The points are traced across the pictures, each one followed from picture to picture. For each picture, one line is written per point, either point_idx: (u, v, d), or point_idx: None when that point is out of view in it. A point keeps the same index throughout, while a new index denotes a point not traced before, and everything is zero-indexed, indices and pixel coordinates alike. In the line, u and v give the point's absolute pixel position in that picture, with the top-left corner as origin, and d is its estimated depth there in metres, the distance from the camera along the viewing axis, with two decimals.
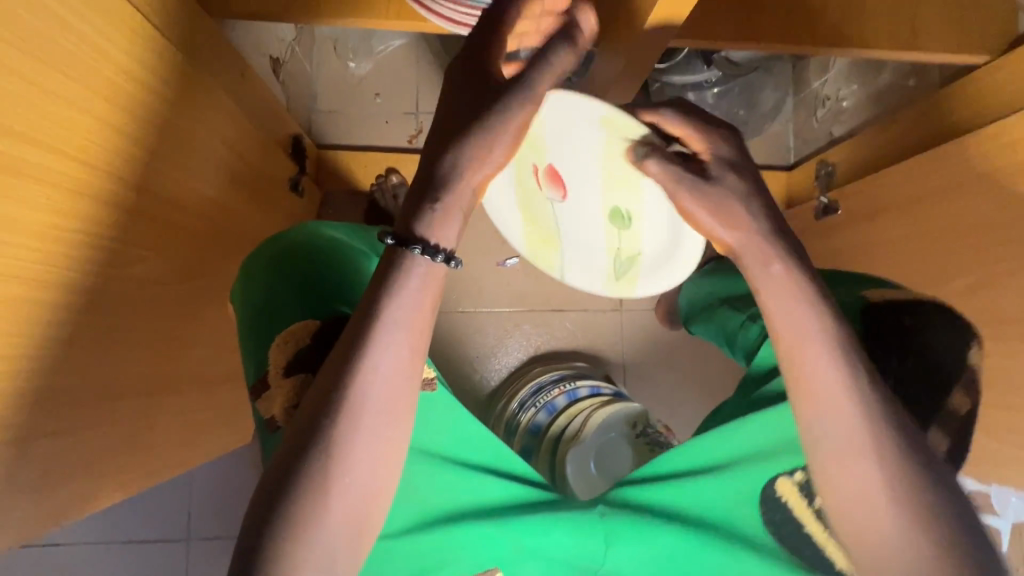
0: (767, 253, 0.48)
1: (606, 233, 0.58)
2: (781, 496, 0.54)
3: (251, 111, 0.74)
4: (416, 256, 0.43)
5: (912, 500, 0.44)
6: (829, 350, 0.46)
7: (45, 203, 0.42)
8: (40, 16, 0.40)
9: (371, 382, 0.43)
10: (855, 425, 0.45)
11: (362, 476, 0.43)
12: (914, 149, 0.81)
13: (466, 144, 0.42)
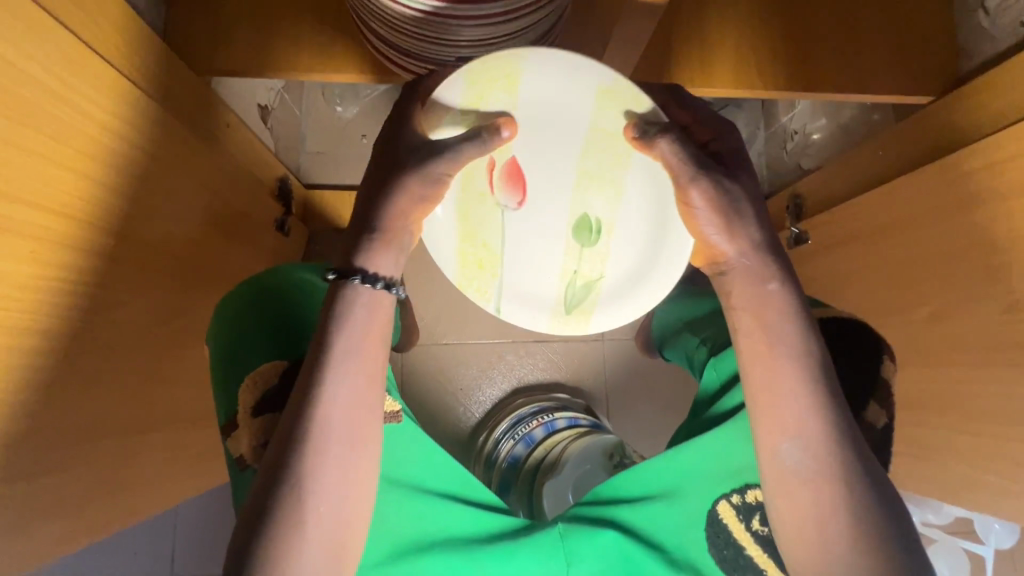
0: (745, 272, 0.53)
1: (564, 252, 0.60)
2: (722, 518, 0.58)
3: (236, 158, 0.78)
4: (357, 287, 0.46)
5: (855, 518, 0.48)
6: (788, 377, 0.51)
7: (27, 255, 0.45)
8: (33, 89, 0.45)
9: (330, 408, 0.45)
10: (812, 449, 0.50)
11: (335, 500, 0.45)
12: (874, 181, 0.85)
13: (394, 185, 0.46)
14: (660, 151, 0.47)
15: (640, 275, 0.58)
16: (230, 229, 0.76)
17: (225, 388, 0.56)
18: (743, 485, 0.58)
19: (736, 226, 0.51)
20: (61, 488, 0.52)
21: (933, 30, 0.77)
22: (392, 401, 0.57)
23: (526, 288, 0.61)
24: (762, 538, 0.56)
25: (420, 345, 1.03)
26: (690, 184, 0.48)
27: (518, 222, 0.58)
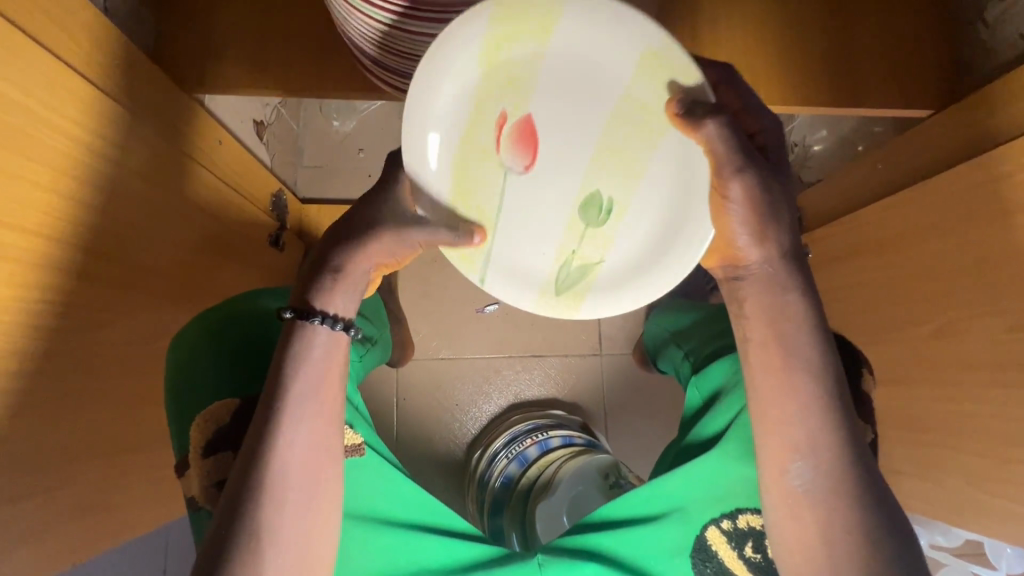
0: (762, 278, 0.50)
1: (566, 227, 0.53)
2: (711, 544, 0.58)
3: (228, 174, 0.78)
4: (316, 327, 0.48)
5: (867, 544, 0.47)
6: (798, 395, 0.49)
7: (5, 276, 0.45)
8: (14, 112, 0.45)
9: (287, 444, 0.46)
10: (822, 470, 0.49)
11: (296, 533, 0.45)
12: (875, 194, 0.83)
13: (369, 237, 0.48)
14: (705, 134, 0.44)
15: (650, 261, 0.51)
16: (220, 246, 0.76)
17: (179, 424, 0.55)
18: (734, 510, 0.58)
19: (767, 229, 0.48)
20: (41, 513, 0.51)
21: (930, 42, 0.76)
22: (352, 434, 0.55)
23: (513, 265, 0.53)
24: (755, 565, 0.56)
25: (414, 361, 1.02)
26: (732, 175, 0.46)
27: (521, 190, 0.51)
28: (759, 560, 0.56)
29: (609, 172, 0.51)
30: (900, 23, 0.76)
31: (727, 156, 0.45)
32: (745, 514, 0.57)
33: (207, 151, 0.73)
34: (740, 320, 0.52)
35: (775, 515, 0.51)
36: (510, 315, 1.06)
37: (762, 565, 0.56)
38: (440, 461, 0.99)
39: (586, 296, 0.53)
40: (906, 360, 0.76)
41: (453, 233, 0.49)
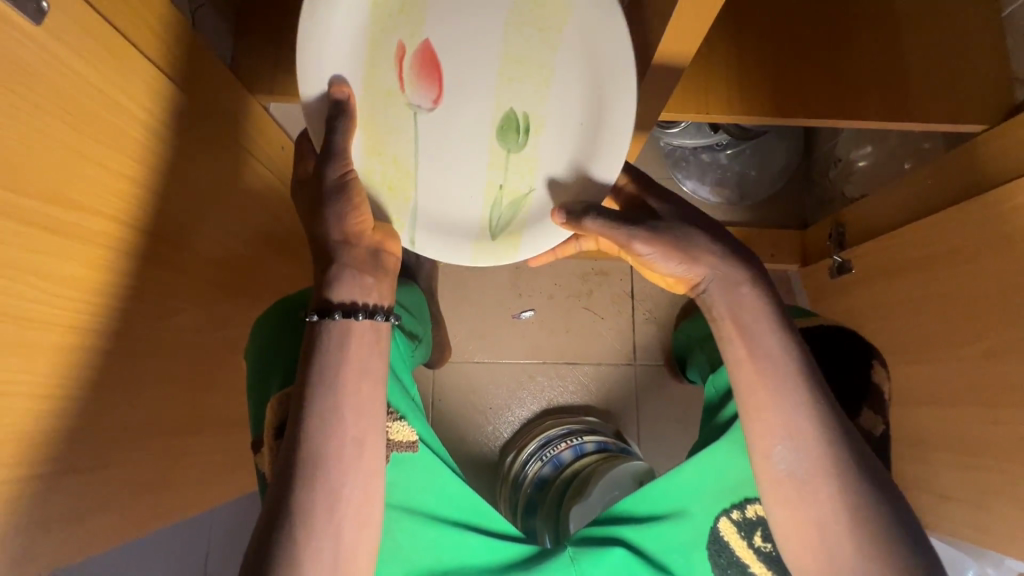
0: (722, 281, 0.52)
1: (490, 160, 0.55)
2: (724, 535, 0.57)
3: (286, 176, 0.83)
4: (338, 322, 0.49)
5: (865, 529, 0.46)
6: (768, 381, 0.50)
7: (93, 262, 0.48)
8: (115, 112, 0.49)
9: (338, 424, 0.48)
10: (807, 452, 0.48)
11: (346, 508, 0.47)
12: (924, 210, 0.82)
13: (324, 218, 0.49)
14: (591, 228, 0.51)
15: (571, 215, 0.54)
16: (274, 243, 0.80)
17: (258, 411, 0.60)
18: (742, 501, 0.57)
19: (692, 253, 0.51)
20: (110, 484, 0.55)
21: (985, 56, 0.74)
22: (406, 431, 0.57)
23: (445, 215, 0.56)
24: (766, 554, 0.56)
25: (453, 362, 1.05)
26: (638, 241, 0.51)
27: (439, 136, 0.54)
28: (771, 550, 0.56)
29: (520, 83, 0.53)
30: (953, 37, 0.75)
31: (620, 236, 0.51)
32: (753, 504, 0.56)
33: (270, 155, 0.78)
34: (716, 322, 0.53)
35: (769, 503, 0.50)
36: (546, 322, 1.07)
37: (774, 555, 0.56)
38: (474, 462, 1.01)
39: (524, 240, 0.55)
40: (957, 379, 0.74)
41: (338, 126, 0.49)
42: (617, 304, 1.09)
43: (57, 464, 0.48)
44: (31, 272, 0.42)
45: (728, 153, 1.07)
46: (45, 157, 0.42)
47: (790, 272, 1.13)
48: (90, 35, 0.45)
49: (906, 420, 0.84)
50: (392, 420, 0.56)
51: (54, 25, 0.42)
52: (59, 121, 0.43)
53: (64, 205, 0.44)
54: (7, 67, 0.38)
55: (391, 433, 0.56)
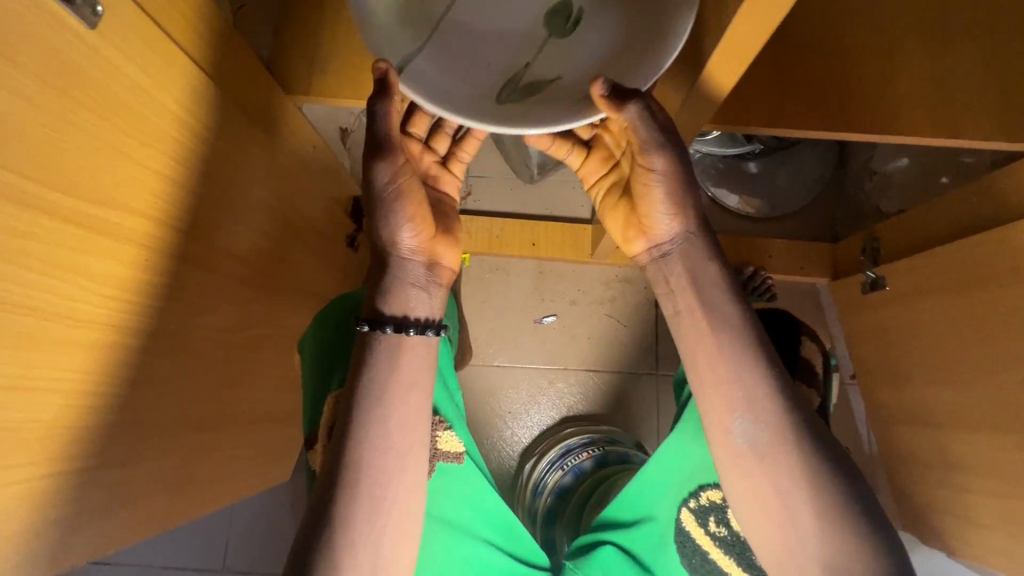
0: (683, 248, 0.57)
1: (523, 40, 0.50)
2: (685, 526, 0.63)
3: (318, 177, 0.83)
4: (389, 336, 0.51)
5: (815, 496, 0.52)
6: (725, 354, 0.55)
7: (129, 261, 0.48)
8: (159, 112, 0.49)
9: (384, 435, 0.49)
10: (762, 424, 0.54)
11: (387, 518, 0.48)
12: (968, 229, 0.79)
13: (381, 224, 0.51)
14: (628, 116, 0.45)
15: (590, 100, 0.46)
16: (304, 241, 0.81)
17: (311, 409, 0.62)
18: (697, 489, 0.62)
19: (681, 205, 0.55)
20: (138, 481, 0.55)
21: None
22: (455, 442, 0.57)
23: (445, 80, 0.47)
24: (722, 539, 0.61)
25: (472, 365, 1.04)
26: (654, 152, 0.51)
27: (471, 14, 0.49)
28: (726, 535, 0.61)
29: None
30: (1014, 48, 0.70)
31: (648, 136, 0.49)
32: (706, 491, 0.62)
33: (302, 155, 0.78)
34: (670, 296, 0.59)
35: (726, 475, 0.56)
36: (568, 328, 1.07)
37: (729, 539, 0.61)
38: (494, 466, 1.01)
39: (527, 116, 0.45)
40: (997, 406, 0.71)
41: (378, 103, 0.46)
42: (640, 312, 1.07)
43: (93, 461, 0.49)
44: (72, 270, 0.43)
45: (756, 164, 1.08)
46: (88, 157, 0.42)
47: (819, 285, 1.11)
48: (138, 33, 0.45)
49: (942, 443, 0.82)
50: (442, 430, 0.56)
51: (106, 27, 0.42)
52: (100, 119, 0.43)
53: (105, 203, 0.44)
54: (55, 67, 0.38)
55: (440, 443, 0.57)
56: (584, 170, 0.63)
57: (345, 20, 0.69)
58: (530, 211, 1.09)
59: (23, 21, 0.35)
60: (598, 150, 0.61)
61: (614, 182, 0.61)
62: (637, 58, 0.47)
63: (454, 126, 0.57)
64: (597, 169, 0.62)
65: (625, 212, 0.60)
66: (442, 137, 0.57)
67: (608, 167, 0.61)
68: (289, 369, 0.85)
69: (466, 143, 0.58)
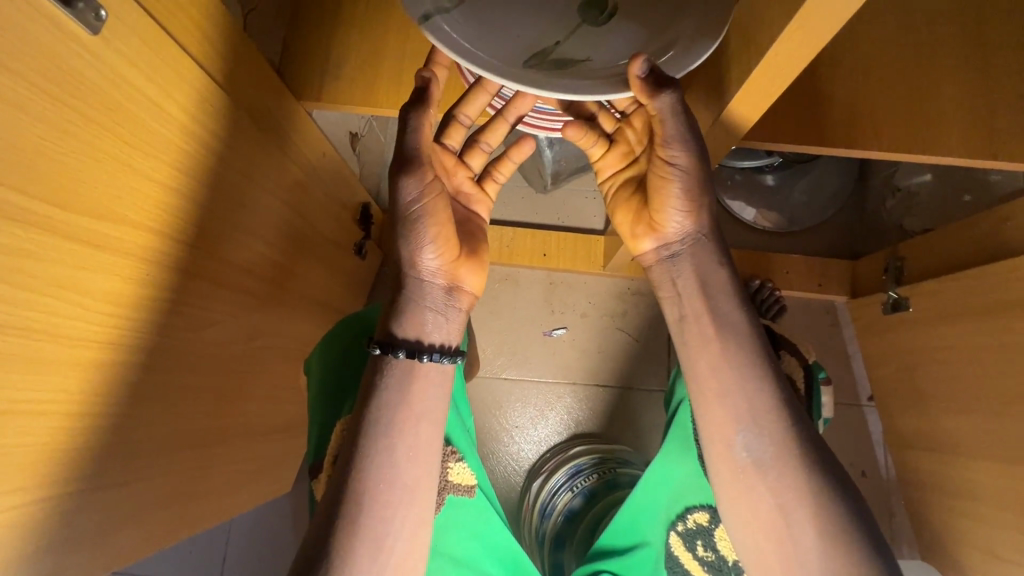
0: (693, 249, 0.55)
1: (557, 21, 0.47)
2: (672, 550, 0.61)
3: (328, 185, 0.81)
4: (402, 360, 0.49)
5: (823, 521, 0.49)
6: (730, 362, 0.53)
7: (129, 277, 0.46)
8: (164, 121, 0.47)
9: (392, 467, 0.47)
10: (766, 439, 0.51)
11: (390, 556, 0.46)
12: (996, 253, 0.77)
13: (403, 244, 0.49)
14: (659, 105, 0.44)
15: (619, 81, 0.44)
16: (312, 250, 0.79)
17: (320, 434, 0.61)
18: (684, 511, 0.60)
19: (696, 205, 0.53)
20: (135, 504, 0.53)
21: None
22: (467, 475, 0.56)
23: (471, 42, 0.44)
24: (709, 564, 0.59)
25: (478, 377, 1.02)
26: (676, 146, 0.48)
27: None
28: (713, 559, 0.59)
29: None
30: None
31: (675, 131, 0.47)
32: (694, 513, 0.60)
33: (314, 162, 0.76)
34: (675, 301, 0.56)
35: (725, 494, 0.53)
36: (578, 341, 1.04)
37: (716, 564, 0.59)
38: (500, 485, 0.99)
39: (552, 82, 0.44)
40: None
41: (411, 109, 0.47)
42: (652, 326, 1.05)
43: (89, 486, 0.46)
44: (66, 287, 0.40)
45: (773, 179, 1.04)
46: (87, 170, 0.39)
47: (838, 303, 1.08)
48: (146, 40, 0.43)
49: (965, 473, 0.79)
50: (453, 461, 0.55)
51: (110, 33, 0.40)
52: (103, 129, 0.40)
53: (104, 218, 0.42)
54: (52, 74, 0.36)
55: (451, 475, 0.55)
56: (601, 162, 0.58)
57: (359, 27, 0.66)
58: (542, 221, 1.07)
59: (23, 28, 0.33)
60: (619, 145, 0.57)
61: (629, 178, 0.58)
62: (674, 37, 0.45)
63: (489, 143, 0.55)
64: (614, 164, 0.58)
65: (635, 207, 0.57)
66: (476, 153, 0.56)
67: (628, 162, 0.57)
68: (293, 381, 0.83)
69: (501, 164, 0.58)
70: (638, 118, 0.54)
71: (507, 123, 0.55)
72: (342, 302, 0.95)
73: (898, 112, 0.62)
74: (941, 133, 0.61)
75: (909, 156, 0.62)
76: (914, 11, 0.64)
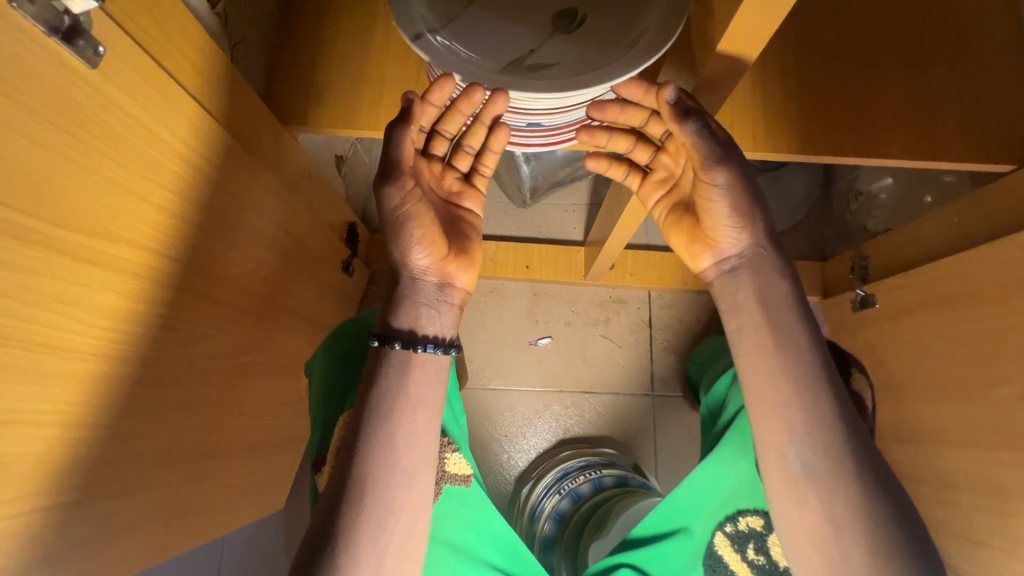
0: (751, 263, 0.55)
1: (533, 31, 0.52)
2: (717, 549, 0.60)
3: (315, 203, 0.84)
4: (398, 351, 0.53)
5: (877, 536, 0.47)
6: (788, 373, 0.52)
7: (123, 291, 0.48)
8: (159, 148, 0.50)
9: (392, 454, 0.51)
10: (822, 450, 0.50)
11: (391, 539, 0.49)
12: (951, 248, 0.81)
13: (394, 245, 0.53)
14: (685, 131, 0.47)
15: (580, 78, 0.48)
16: (300, 268, 0.82)
17: (320, 429, 0.67)
18: (735, 514, 0.60)
19: (749, 219, 0.54)
20: (128, 518, 0.54)
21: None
22: (462, 465, 0.60)
23: (457, 56, 0.50)
24: (758, 567, 0.59)
25: (467, 389, 1.04)
26: (716, 168, 0.49)
27: (489, 9, 0.52)
28: (763, 563, 0.59)
29: None
30: (1000, 65, 0.68)
31: (709, 154, 0.48)
32: (745, 517, 0.59)
33: (300, 183, 0.79)
34: (736, 312, 0.56)
35: (778, 504, 0.52)
36: (563, 349, 1.07)
37: (765, 567, 0.59)
38: (491, 489, 1.00)
39: (529, 85, 0.49)
40: (984, 423, 0.72)
41: (396, 127, 0.51)
42: (634, 333, 1.08)
43: (82, 498, 0.48)
44: (65, 301, 0.43)
45: None
46: (85, 192, 0.42)
47: (812, 304, 1.12)
48: (139, 72, 0.46)
49: (931, 461, 0.82)
50: (450, 451, 0.60)
51: (106, 66, 0.43)
52: (99, 154, 0.43)
53: (102, 237, 0.45)
54: (52, 105, 0.39)
55: (448, 465, 0.60)
56: (642, 191, 0.62)
57: (342, 55, 0.70)
58: (525, 234, 1.11)
59: (24, 63, 0.36)
60: (657, 173, 0.60)
61: (675, 202, 0.60)
62: (635, 38, 0.49)
63: (472, 146, 0.58)
64: (655, 190, 0.61)
65: (687, 228, 0.58)
66: (463, 157, 0.59)
67: (668, 187, 0.60)
68: (283, 397, 0.84)
69: (485, 158, 0.59)
70: (672, 145, 0.57)
71: (486, 128, 0.55)
72: (331, 319, 0.98)
73: (851, 118, 0.66)
74: (885, 136, 0.66)
75: (868, 156, 0.66)
76: (856, 28, 0.69)
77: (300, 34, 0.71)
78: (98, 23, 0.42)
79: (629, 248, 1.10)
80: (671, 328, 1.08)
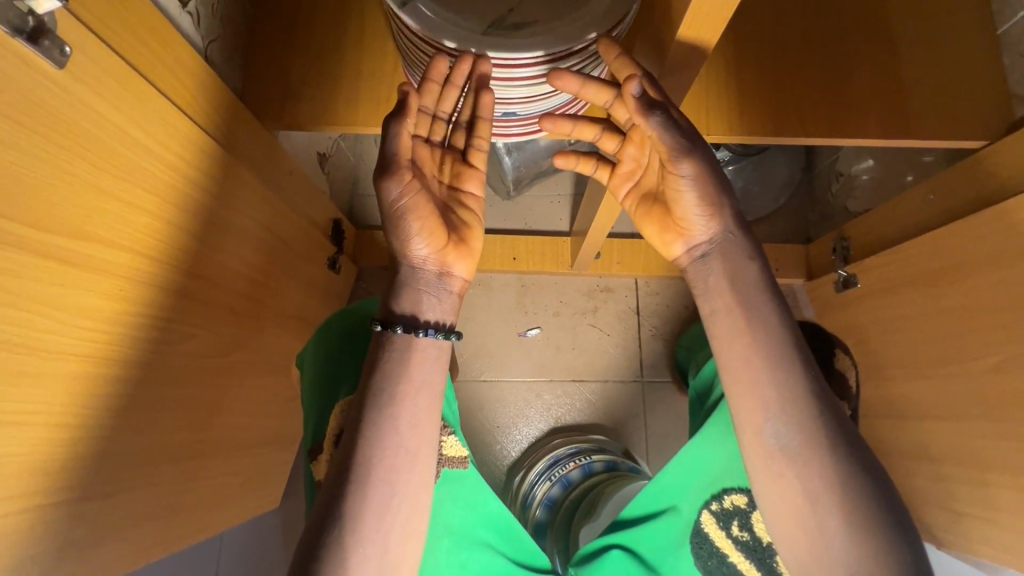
0: (721, 249, 0.56)
1: None
2: (704, 527, 0.60)
3: (297, 201, 0.85)
4: (401, 335, 0.53)
5: (852, 504, 0.49)
6: (761, 352, 0.53)
7: (104, 291, 0.49)
8: (134, 147, 0.50)
9: (394, 437, 0.51)
10: (797, 424, 0.51)
11: (394, 521, 0.50)
12: (928, 226, 0.82)
13: (395, 239, 0.54)
14: (651, 125, 0.47)
15: (563, 35, 0.50)
16: (284, 265, 0.82)
17: (314, 420, 0.68)
18: (720, 492, 0.60)
19: (716, 207, 0.55)
20: (119, 516, 0.55)
21: (996, 57, 0.69)
22: (459, 448, 0.60)
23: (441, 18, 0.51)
24: (744, 544, 0.59)
25: (458, 381, 1.05)
26: (683, 160, 0.50)
27: None
28: (748, 539, 0.59)
29: None
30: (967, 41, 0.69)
31: (677, 147, 0.49)
32: (730, 495, 0.60)
33: (281, 180, 0.79)
34: (709, 296, 0.57)
35: (758, 479, 0.52)
36: (553, 340, 1.08)
37: (751, 543, 0.59)
38: (489, 477, 1.01)
39: (513, 43, 0.50)
40: (961, 395, 0.73)
41: (393, 122, 0.51)
42: (622, 321, 1.09)
43: (72, 497, 0.48)
44: (45, 303, 0.43)
45: (730, 170, 1.09)
46: (59, 193, 0.42)
47: (796, 286, 1.14)
48: (109, 72, 0.47)
49: (911, 435, 0.84)
50: (447, 435, 0.60)
51: (75, 67, 0.43)
52: (70, 154, 0.43)
53: (79, 238, 0.45)
54: (17, 106, 0.39)
55: (445, 449, 0.60)
56: (612, 183, 0.62)
57: (317, 50, 0.70)
58: (510, 226, 1.11)
59: None
60: (624, 164, 0.60)
61: (643, 193, 0.60)
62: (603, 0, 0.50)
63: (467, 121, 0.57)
64: (624, 182, 0.61)
65: (658, 217, 0.58)
66: (460, 135, 0.58)
67: (634, 179, 0.61)
68: (271, 394, 0.85)
69: (479, 128, 0.56)
70: (636, 133, 0.57)
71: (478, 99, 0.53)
72: (318, 316, 0.98)
73: (824, 98, 0.67)
74: (857, 115, 0.67)
75: (840, 137, 0.67)
76: (827, 7, 0.69)
77: (274, 30, 0.71)
78: (63, 25, 0.42)
79: (614, 237, 1.10)
80: (659, 314, 1.09)
